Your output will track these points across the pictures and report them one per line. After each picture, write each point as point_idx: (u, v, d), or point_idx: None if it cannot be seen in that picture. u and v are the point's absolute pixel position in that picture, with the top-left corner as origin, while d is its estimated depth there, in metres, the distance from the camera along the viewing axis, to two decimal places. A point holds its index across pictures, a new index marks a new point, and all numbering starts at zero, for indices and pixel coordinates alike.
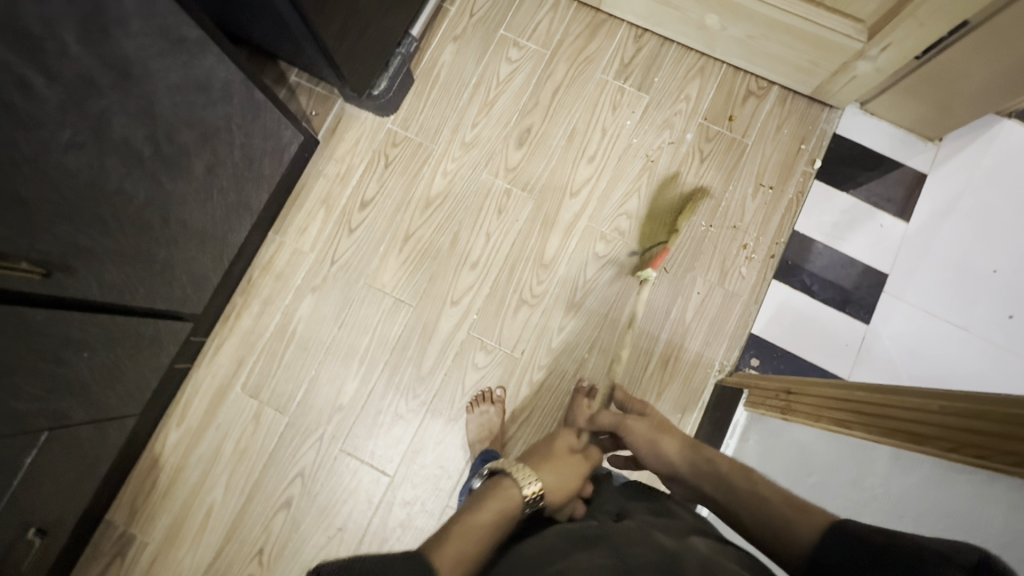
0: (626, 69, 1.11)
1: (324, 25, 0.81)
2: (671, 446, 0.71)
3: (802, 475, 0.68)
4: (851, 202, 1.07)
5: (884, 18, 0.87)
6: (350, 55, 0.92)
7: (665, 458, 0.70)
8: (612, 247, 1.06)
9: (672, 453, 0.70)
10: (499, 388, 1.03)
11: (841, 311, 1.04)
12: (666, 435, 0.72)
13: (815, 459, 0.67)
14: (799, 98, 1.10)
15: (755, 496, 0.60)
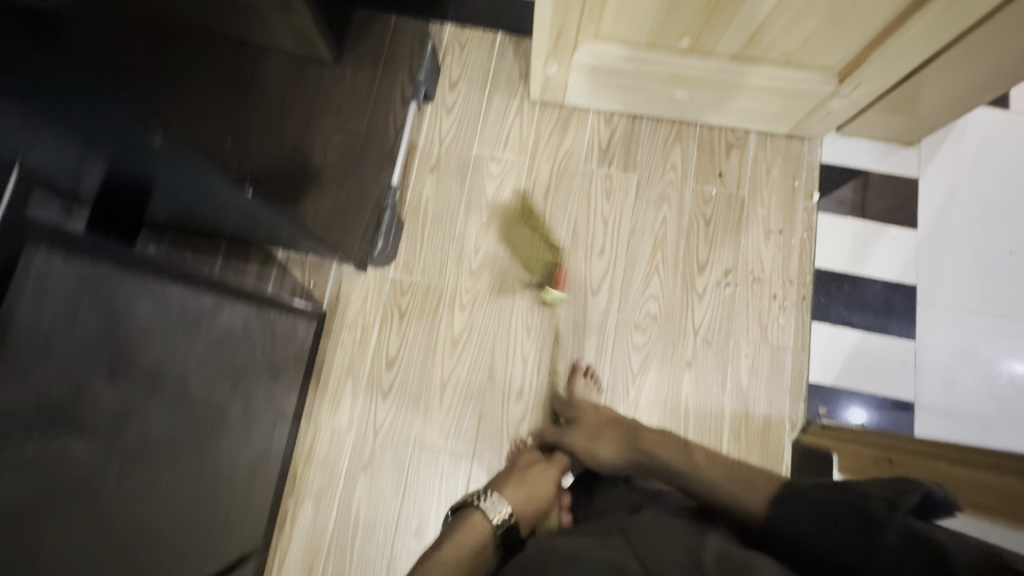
0: (606, 154, 1.12)
1: (297, 195, 0.74)
2: (611, 447, 0.79)
3: None
4: (859, 224, 1.09)
5: (852, 62, 0.90)
6: (332, 216, 0.87)
7: (616, 459, 0.77)
8: (649, 333, 1.05)
9: (608, 451, 0.78)
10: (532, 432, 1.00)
11: (886, 334, 1.04)
12: (604, 432, 0.82)
13: None
14: (778, 137, 1.12)
15: (711, 473, 0.69)
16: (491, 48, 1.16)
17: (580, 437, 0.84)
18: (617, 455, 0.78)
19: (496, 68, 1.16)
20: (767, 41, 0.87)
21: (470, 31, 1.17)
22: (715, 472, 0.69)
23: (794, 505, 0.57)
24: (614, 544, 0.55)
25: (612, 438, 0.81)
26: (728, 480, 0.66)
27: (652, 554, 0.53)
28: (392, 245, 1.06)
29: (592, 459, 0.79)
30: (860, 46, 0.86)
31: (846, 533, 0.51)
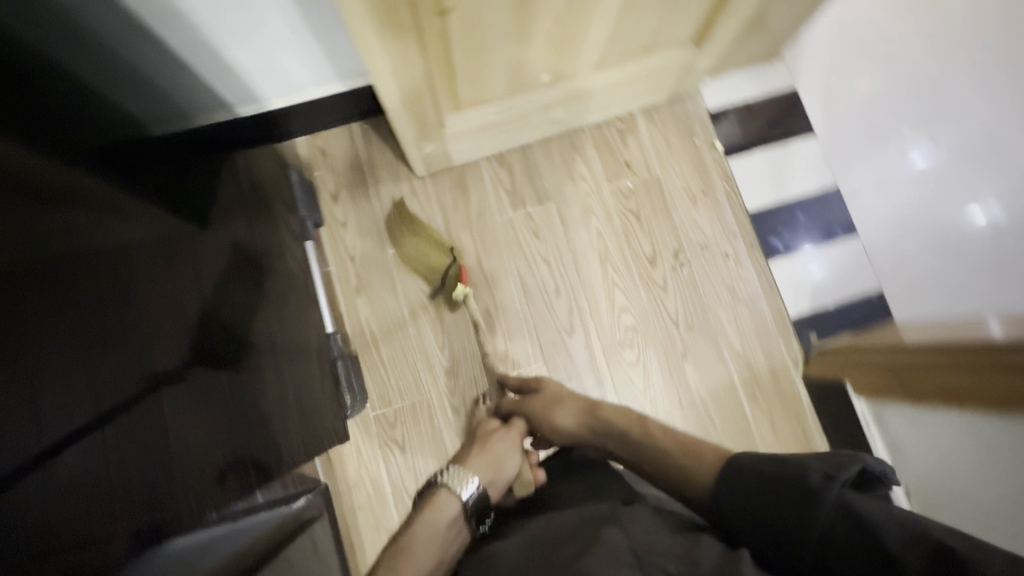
0: (515, 194, 1.08)
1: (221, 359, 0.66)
2: (570, 416, 0.73)
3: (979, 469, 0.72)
4: (766, 153, 1.12)
5: (701, 27, 0.90)
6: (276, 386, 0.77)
7: (569, 427, 0.73)
8: (635, 343, 1.05)
9: (568, 421, 0.73)
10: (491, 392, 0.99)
11: (832, 241, 1.09)
12: (564, 402, 0.75)
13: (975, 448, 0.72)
14: (661, 106, 1.12)
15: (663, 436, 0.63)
16: (355, 142, 1.09)
17: (540, 404, 0.78)
18: (576, 425, 0.72)
19: (370, 160, 1.09)
20: (620, 45, 0.85)
21: (326, 135, 1.09)
22: (667, 442, 0.62)
23: (732, 477, 0.52)
24: (609, 530, 0.50)
25: (574, 408, 0.74)
26: (675, 447, 0.61)
27: (646, 541, 0.48)
28: (359, 386, 0.98)
29: (547, 424, 0.75)
30: (704, 12, 0.86)
31: (788, 509, 0.46)
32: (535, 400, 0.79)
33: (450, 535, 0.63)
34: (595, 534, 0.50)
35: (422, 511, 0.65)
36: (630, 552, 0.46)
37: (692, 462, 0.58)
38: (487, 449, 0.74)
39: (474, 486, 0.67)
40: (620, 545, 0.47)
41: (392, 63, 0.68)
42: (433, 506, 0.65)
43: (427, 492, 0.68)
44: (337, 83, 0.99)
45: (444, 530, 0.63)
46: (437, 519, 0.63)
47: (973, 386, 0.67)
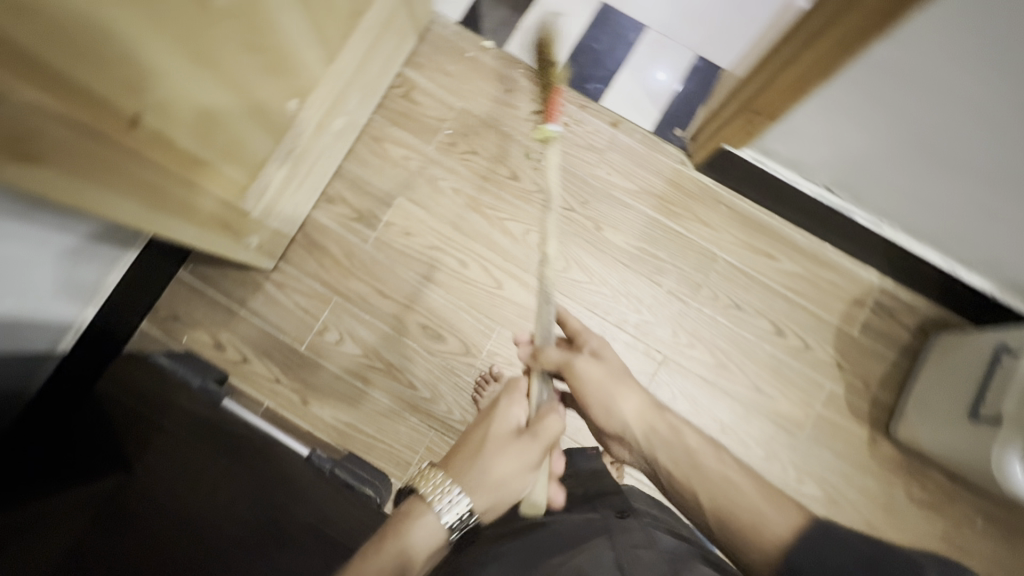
0: (364, 216, 1.05)
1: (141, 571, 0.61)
2: (637, 401, 0.72)
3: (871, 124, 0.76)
4: (529, 19, 1.11)
5: None
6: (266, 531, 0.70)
7: (631, 412, 0.71)
8: (556, 251, 1.05)
9: (633, 406, 0.72)
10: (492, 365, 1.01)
11: (634, 46, 1.11)
12: (631, 387, 0.74)
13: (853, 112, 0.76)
14: (419, 49, 1.09)
15: (715, 465, 0.65)
16: (195, 287, 1.02)
17: (602, 372, 0.74)
18: (634, 412, 0.71)
19: (221, 291, 1.02)
20: (332, 28, 0.79)
21: (164, 303, 1.02)
22: (744, 480, 0.63)
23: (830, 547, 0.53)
24: (602, 546, 0.63)
25: (640, 396, 0.73)
26: (756, 493, 0.61)
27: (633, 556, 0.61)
28: (370, 473, 0.94)
29: (608, 407, 0.73)
30: None
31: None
32: (593, 370, 0.73)
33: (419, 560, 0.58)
34: (586, 546, 0.63)
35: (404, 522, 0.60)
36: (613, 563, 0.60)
37: (745, 496, 0.60)
38: (498, 456, 0.64)
39: (467, 512, 0.60)
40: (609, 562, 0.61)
41: (139, 200, 0.60)
42: (419, 521, 0.59)
43: (420, 494, 0.61)
44: (86, 245, 0.81)
45: (418, 556, 0.57)
46: (417, 536, 0.58)
47: (820, 70, 0.70)
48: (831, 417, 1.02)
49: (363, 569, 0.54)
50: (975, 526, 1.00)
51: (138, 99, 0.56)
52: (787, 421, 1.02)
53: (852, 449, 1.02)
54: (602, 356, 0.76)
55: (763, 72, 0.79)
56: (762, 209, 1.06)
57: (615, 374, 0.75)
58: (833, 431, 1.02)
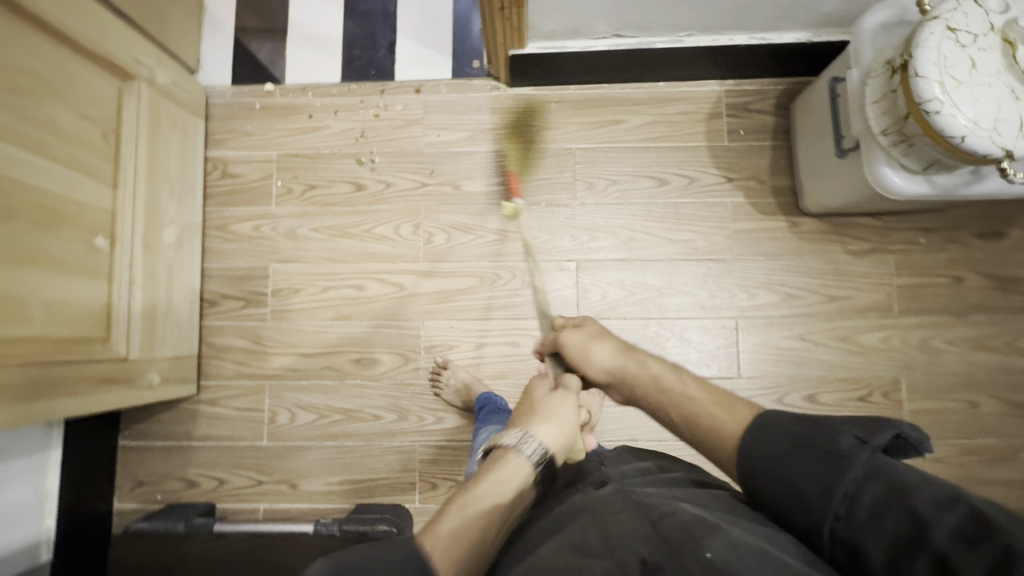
0: (251, 299, 1.05)
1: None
2: (608, 351, 0.76)
3: None
4: (292, 45, 1.11)
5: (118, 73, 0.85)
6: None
7: (606, 363, 0.76)
8: (431, 228, 1.06)
9: (608, 355, 0.76)
10: (438, 355, 1.03)
11: (396, 13, 1.10)
12: (603, 338, 0.78)
13: None
14: (212, 127, 1.09)
15: (689, 391, 0.67)
16: (142, 446, 1.03)
17: (580, 335, 0.80)
18: (612, 358, 0.76)
19: (167, 436, 1.03)
20: (91, 156, 0.79)
21: (123, 476, 1.02)
22: (708, 397, 0.65)
23: (770, 433, 0.54)
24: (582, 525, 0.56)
25: (610, 345, 0.77)
26: (708, 402, 0.64)
27: (615, 525, 0.54)
28: (379, 512, 0.95)
29: (584, 358, 0.78)
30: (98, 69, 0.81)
31: (819, 469, 0.47)
32: (573, 336, 0.80)
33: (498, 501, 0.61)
34: (572, 531, 0.56)
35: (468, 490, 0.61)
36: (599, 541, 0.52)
37: (715, 416, 0.62)
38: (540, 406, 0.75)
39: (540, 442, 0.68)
40: (593, 539, 0.52)
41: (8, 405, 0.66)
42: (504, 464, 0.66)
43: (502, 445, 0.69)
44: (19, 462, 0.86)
45: (514, 488, 0.63)
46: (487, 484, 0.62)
47: None
48: (747, 226, 1.04)
49: (471, 505, 0.59)
50: (919, 243, 1.02)
51: None
52: (712, 252, 1.04)
53: (779, 243, 1.03)
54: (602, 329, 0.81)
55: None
56: (585, 86, 1.07)
57: (589, 334, 0.80)
58: (755, 237, 1.04)
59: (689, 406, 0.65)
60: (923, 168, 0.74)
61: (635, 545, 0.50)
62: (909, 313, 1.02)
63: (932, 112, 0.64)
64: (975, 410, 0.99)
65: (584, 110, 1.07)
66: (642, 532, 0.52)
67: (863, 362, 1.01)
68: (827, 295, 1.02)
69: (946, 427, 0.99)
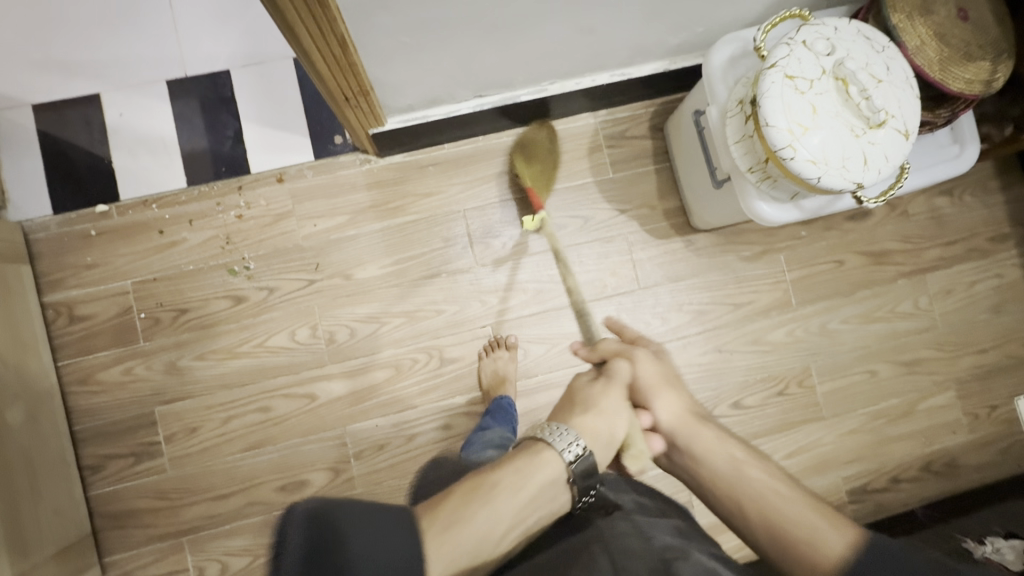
0: (142, 451, 0.93)
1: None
2: (676, 407, 0.69)
3: (430, 49, 0.71)
4: (118, 153, 0.96)
5: None
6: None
7: (667, 420, 0.69)
8: (331, 326, 0.98)
9: (672, 409, 0.69)
10: (507, 335, 1.01)
11: (234, 96, 0.98)
12: (672, 390, 0.71)
13: (404, 53, 0.71)
14: (42, 268, 0.93)
15: (760, 482, 0.59)
16: None
17: (651, 373, 0.73)
18: (674, 415, 0.69)
19: None
20: None
21: None
22: (795, 508, 0.56)
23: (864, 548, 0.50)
24: (590, 551, 0.50)
25: (680, 400, 0.70)
26: (790, 495, 0.57)
27: (623, 548, 0.50)
28: None
29: (648, 396, 0.70)
30: None
31: None
32: (649, 370, 0.73)
33: (546, 500, 0.54)
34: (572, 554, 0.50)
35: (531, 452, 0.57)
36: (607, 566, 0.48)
37: (797, 530, 0.54)
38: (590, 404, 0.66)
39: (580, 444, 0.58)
40: (602, 566, 0.48)
41: None
42: (618, 395, 0.68)
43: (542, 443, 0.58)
44: None
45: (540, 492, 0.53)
46: (551, 470, 0.55)
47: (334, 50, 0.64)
48: (648, 253, 1.05)
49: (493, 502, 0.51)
50: (801, 236, 1.08)
51: None
52: (621, 286, 1.04)
53: (680, 263, 1.06)
54: (661, 358, 0.77)
55: (308, 70, 0.71)
56: (459, 143, 1.02)
57: (665, 374, 0.74)
58: (657, 262, 1.05)
59: (768, 498, 0.58)
60: (791, 196, 0.77)
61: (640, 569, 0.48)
62: (805, 303, 1.08)
63: (786, 158, 0.66)
64: (875, 378, 1.09)
65: (464, 168, 1.02)
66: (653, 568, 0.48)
67: (775, 359, 1.07)
68: (732, 303, 1.06)
69: (855, 399, 1.08)
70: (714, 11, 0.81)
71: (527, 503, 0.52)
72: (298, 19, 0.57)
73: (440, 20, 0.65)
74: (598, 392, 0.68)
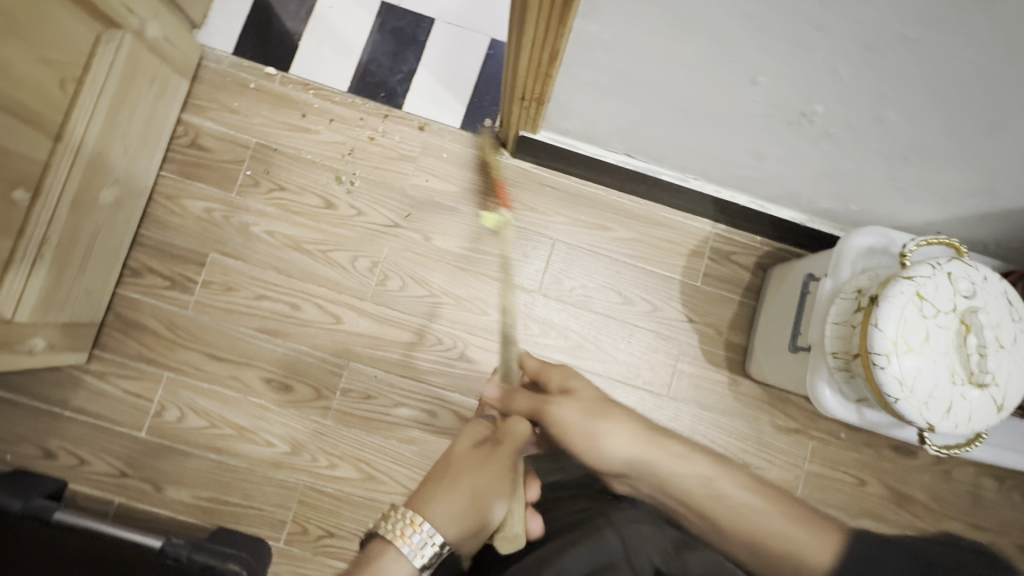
0: (179, 281, 0.99)
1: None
2: (572, 413, 0.66)
3: (617, 98, 0.75)
4: (309, 36, 1.04)
5: (101, 18, 0.77)
6: None
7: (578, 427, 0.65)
8: (389, 271, 1.01)
9: (574, 416, 0.66)
10: None
11: (426, 43, 1.06)
12: (611, 416, 0.66)
13: (594, 89, 0.75)
14: (195, 91, 1.01)
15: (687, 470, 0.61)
16: (7, 400, 0.94)
17: (528, 403, 0.69)
18: (584, 419, 0.66)
19: (39, 397, 0.95)
20: (40, 102, 0.72)
21: None
22: (735, 496, 0.58)
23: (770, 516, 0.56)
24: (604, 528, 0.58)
25: (576, 406, 0.67)
26: (723, 481, 0.60)
27: (634, 531, 0.57)
28: (242, 547, 0.89)
29: (595, 443, 0.64)
30: (83, 11, 0.74)
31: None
32: (523, 403, 0.70)
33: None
34: (591, 529, 0.58)
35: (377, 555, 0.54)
36: (620, 541, 0.56)
37: (747, 526, 0.56)
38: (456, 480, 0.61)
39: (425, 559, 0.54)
40: (614, 544, 0.55)
41: None
42: (495, 467, 0.62)
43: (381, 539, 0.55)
44: None
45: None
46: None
47: (540, 59, 0.69)
48: (692, 369, 1.04)
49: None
50: (839, 437, 1.06)
51: None
52: (652, 383, 1.04)
53: (716, 395, 1.05)
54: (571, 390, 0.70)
55: (507, 59, 0.76)
56: (583, 182, 1.05)
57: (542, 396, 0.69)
58: (696, 382, 1.04)
59: (697, 492, 0.60)
60: (856, 398, 0.76)
61: (650, 552, 0.55)
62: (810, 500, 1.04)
63: (877, 364, 0.65)
64: None
65: (575, 205, 1.05)
66: (661, 546, 0.56)
67: None
68: (744, 459, 1.04)
69: None
70: (876, 200, 0.82)
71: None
72: (531, 21, 0.62)
73: (644, 80, 0.69)
74: (476, 472, 0.61)
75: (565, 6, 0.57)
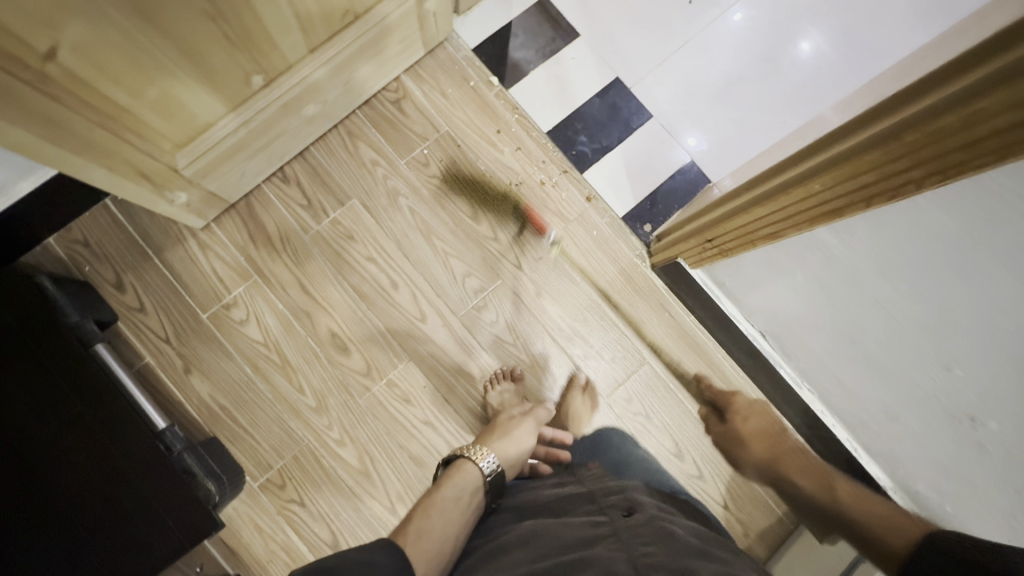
0: (313, 207, 1.01)
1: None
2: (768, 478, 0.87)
3: (799, 294, 0.75)
4: (542, 70, 1.10)
5: None
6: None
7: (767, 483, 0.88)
8: (489, 303, 1.02)
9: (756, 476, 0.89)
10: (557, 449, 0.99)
11: (635, 131, 1.10)
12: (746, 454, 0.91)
13: (786, 271, 0.75)
14: (425, 62, 1.07)
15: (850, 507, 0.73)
16: (117, 221, 0.97)
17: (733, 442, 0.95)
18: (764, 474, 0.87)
19: (141, 234, 0.97)
20: (320, 20, 0.76)
21: (79, 226, 0.96)
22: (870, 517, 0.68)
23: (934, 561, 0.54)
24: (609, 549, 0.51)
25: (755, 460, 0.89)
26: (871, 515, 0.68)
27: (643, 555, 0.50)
28: (223, 468, 0.88)
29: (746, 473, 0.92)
30: None
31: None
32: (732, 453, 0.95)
33: (470, 503, 0.66)
34: (593, 552, 0.51)
35: (453, 471, 0.70)
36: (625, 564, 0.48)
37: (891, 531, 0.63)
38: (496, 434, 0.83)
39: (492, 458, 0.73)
40: (621, 566, 0.48)
41: (61, 145, 0.61)
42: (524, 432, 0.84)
43: (463, 457, 0.73)
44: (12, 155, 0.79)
45: (470, 494, 0.67)
46: (468, 480, 0.69)
47: (760, 230, 0.69)
48: None
49: (430, 512, 0.62)
50: None
51: (54, 31, 0.52)
52: None
53: None
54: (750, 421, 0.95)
55: (719, 206, 0.77)
56: (700, 327, 1.05)
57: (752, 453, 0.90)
58: None
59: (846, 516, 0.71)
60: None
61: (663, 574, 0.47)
62: None
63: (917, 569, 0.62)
64: None
65: (681, 343, 1.05)
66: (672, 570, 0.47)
67: None
68: None
69: None
70: None
71: (460, 506, 0.65)
72: (784, 202, 0.63)
73: (839, 300, 0.69)
74: (505, 427, 0.84)
75: (829, 215, 0.58)
